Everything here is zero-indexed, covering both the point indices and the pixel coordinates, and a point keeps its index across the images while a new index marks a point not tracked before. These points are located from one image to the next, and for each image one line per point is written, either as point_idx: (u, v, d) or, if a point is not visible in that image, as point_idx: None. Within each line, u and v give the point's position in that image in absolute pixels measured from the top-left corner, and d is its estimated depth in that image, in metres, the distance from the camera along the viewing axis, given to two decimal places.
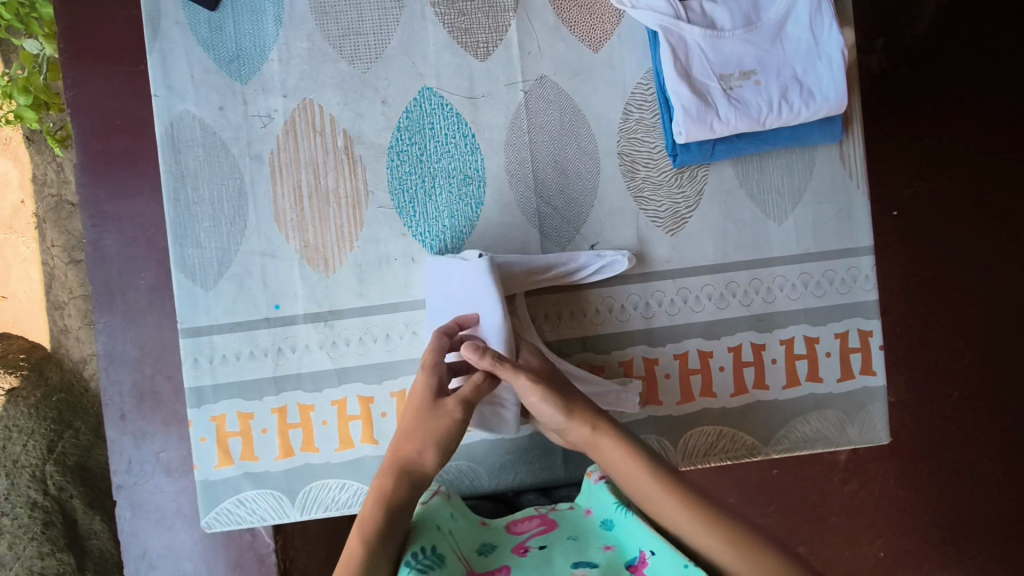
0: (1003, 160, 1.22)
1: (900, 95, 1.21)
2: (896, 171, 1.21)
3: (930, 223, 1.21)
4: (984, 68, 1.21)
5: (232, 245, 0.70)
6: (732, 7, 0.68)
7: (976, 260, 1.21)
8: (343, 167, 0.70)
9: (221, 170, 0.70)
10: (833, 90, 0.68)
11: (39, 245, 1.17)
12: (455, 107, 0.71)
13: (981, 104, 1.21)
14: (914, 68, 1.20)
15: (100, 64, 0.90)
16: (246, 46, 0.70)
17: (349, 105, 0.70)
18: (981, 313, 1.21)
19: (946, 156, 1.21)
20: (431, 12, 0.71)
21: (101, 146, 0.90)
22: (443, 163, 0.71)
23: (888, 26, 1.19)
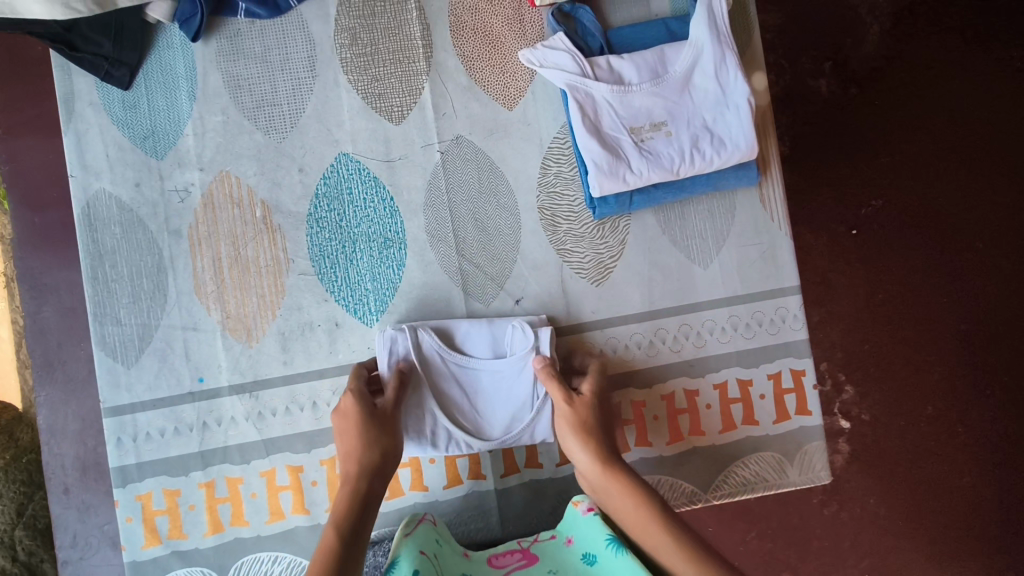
0: (973, 165, 1.10)
1: (856, 115, 1.09)
2: (850, 190, 1.08)
3: (898, 232, 1.08)
4: (947, 73, 1.11)
5: (152, 320, 0.69)
6: (638, 61, 0.69)
7: (957, 265, 1.09)
8: (262, 238, 0.70)
9: (139, 247, 0.70)
10: (742, 136, 0.68)
11: (9, 303, 0.94)
12: (372, 171, 0.71)
13: (947, 120, 1.10)
14: (863, 90, 1.09)
15: (35, 136, 0.87)
16: (160, 122, 0.70)
17: (266, 174, 0.71)
18: (958, 327, 1.08)
19: (903, 164, 1.09)
20: (344, 78, 0.72)
21: (39, 219, 0.87)
22: (362, 228, 0.71)
23: (834, 50, 1.09)
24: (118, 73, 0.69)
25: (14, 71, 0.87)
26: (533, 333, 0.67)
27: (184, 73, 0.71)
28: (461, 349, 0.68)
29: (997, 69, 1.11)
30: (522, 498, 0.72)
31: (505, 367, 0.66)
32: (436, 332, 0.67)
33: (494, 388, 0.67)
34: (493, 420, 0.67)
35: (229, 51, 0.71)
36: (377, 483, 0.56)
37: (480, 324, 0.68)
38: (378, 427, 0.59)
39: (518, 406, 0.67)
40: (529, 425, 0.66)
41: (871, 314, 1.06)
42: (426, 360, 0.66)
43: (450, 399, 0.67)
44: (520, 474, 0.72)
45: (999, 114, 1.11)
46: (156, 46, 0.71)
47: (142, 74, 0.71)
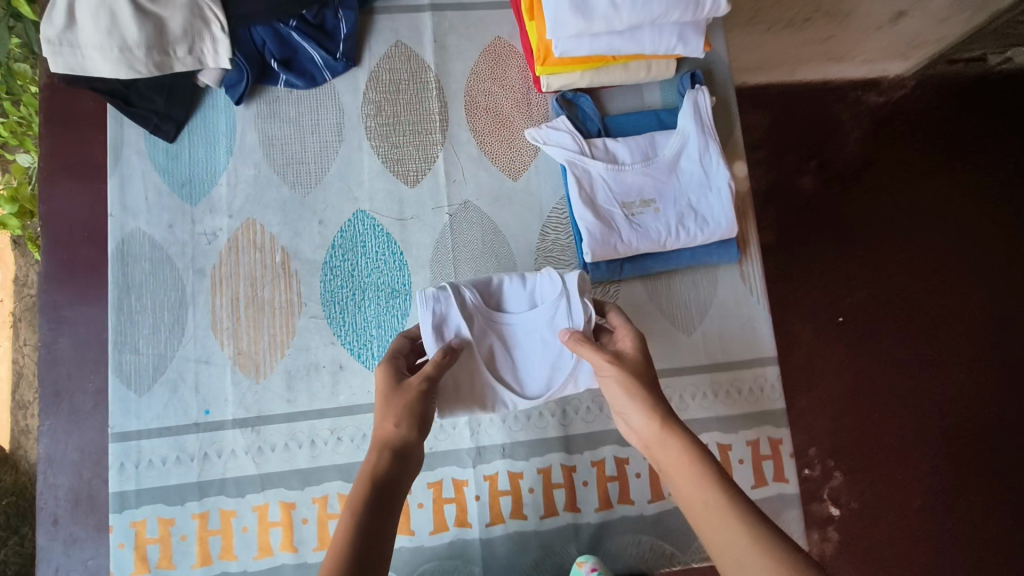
0: (947, 262, 1.18)
1: (839, 209, 1.18)
2: (832, 282, 1.15)
3: (881, 320, 1.14)
4: (922, 177, 1.21)
5: (168, 352, 0.74)
6: (631, 144, 0.77)
7: (937, 355, 1.14)
8: (279, 282, 0.76)
9: (165, 282, 0.75)
10: (724, 215, 0.75)
11: (12, 342, 1.00)
12: (385, 227, 0.78)
13: (923, 220, 1.19)
14: (846, 188, 1.18)
15: (76, 181, 0.94)
16: (198, 173, 0.78)
17: (288, 225, 0.77)
18: (940, 416, 1.12)
19: (884, 256, 1.17)
20: (366, 143, 0.80)
21: (67, 255, 0.92)
22: (372, 279, 0.77)
23: (818, 148, 1.19)
24: (166, 127, 0.77)
25: (62, 123, 0.95)
26: (565, 276, 0.66)
27: (224, 131, 0.79)
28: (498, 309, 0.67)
29: (967, 177, 1.21)
30: (506, 550, 0.73)
31: (540, 317, 0.66)
32: (470, 295, 0.66)
33: (531, 341, 0.67)
34: (535, 373, 0.67)
35: (267, 114, 0.79)
36: (408, 458, 0.54)
37: (512, 278, 0.68)
38: (411, 403, 0.57)
39: (558, 358, 0.66)
40: (570, 376, 0.66)
41: (854, 402, 1.10)
42: (465, 324, 0.65)
43: (492, 361, 0.66)
44: (505, 524, 0.74)
45: (969, 218, 1.20)
46: (202, 106, 0.79)
47: (187, 129, 0.79)
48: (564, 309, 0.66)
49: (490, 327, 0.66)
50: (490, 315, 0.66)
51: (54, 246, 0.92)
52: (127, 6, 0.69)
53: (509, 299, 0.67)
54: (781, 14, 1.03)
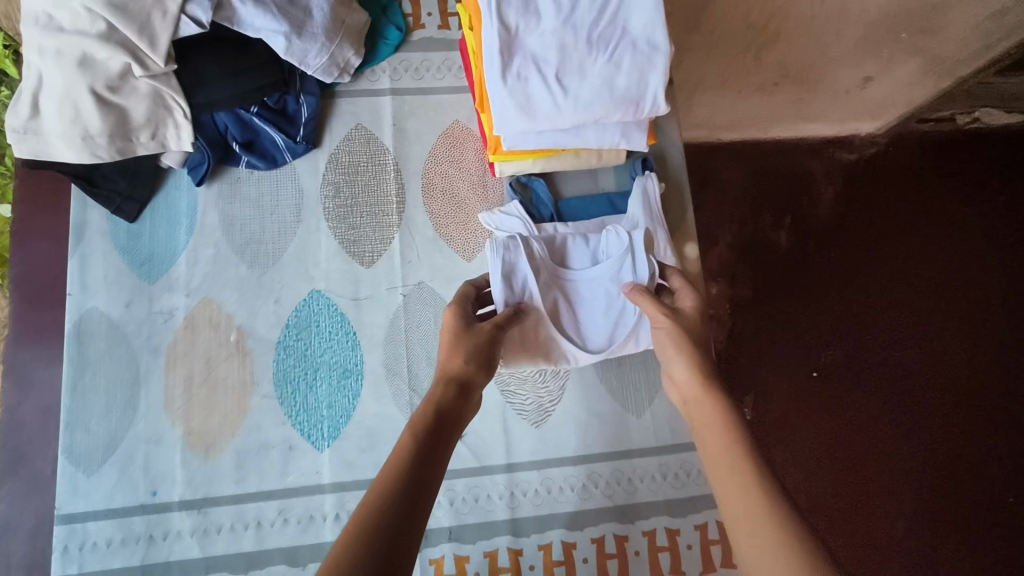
0: (919, 318, 1.20)
1: (810, 265, 1.18)
2: (807, 340, 1.15)
3: (854, 379, 1.15)
4: (894, 231, 1.23)
5: (120, 431, 0.74)
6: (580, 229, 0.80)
7: (910, 413, 1.15)
8: (233, 360, 0.77)
9: (120, 361, 0.76)
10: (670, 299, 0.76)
11: None
12: (340, 307, 0.80)
13: (897, 274, 1.21)
14: (818, 243, 1.19)
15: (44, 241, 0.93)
16: (157, 252, 0.79)
17: (244, 303, 0.79)
18: (915, 475, 1.12)
19: (857, 312, 1.18)
20: (324, 224, 0.82)
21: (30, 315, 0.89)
22: (325, 358, 0.78)
23: (791, 205, 1.20)
24: (128, 207, 0.79)
25: (29, 182, 0.94)
26: (631, 235, 0.76)
27: (185, 210, 0.81)
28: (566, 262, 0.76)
29: (936, 233, 1.24)
30: None
31: (605, 270, 0.75)
32: (541, 246, 0.75)
33: (594, 296, 0.75)
34: (598, 322, 0.75)
35: (228, 194, 0.82)
36: (465, 396, 0.60)
37: (576, 237, 0.77)
38: (479, 344, 0.65)
39: (620, 314, 0.74)
40: (632, 331, 0.74)
41: (831, 462, 1.10)
42: (536, 271, 0.73)
43: (557, 314, 0.74)
44: None
45: (939, 273, 1.23)
46: (165, 187, 0.82)
47: (149, 209, 0.81)
48: (628, 267, 0.75)
49: (556, 278, 0.74)
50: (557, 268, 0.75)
51: (19, 304, 0.89)
52: (89, 93, 0.70)
53: (577, 254, 0.76)
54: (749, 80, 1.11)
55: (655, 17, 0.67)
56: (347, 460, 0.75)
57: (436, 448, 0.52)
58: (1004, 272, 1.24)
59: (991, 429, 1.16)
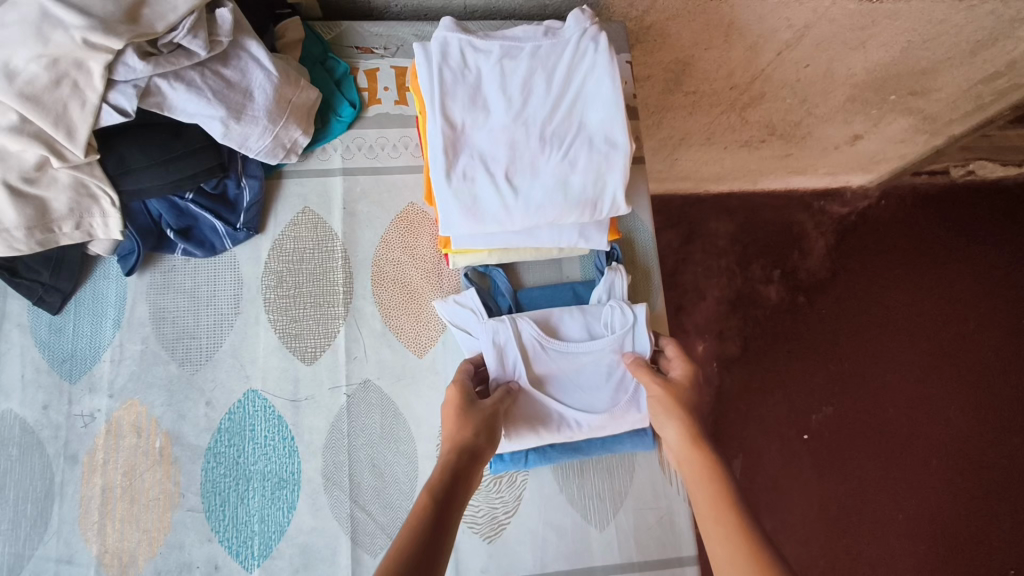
0: (907, 375, 1.34)
1: (800, 327, 1.34)
2: (799, 403, 1.30)
3: (844, 438, 1.30)
4: (884, 289, 1.37)
5: (27, 550, 0.68)
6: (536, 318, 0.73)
7: (901, 463, 1.29)
8: (157, 469, 0.71)
9: (32, 470, 0.70)
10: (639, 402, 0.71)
11: None
12: (277, 409, 0.74)
13: (886, 330, 1.36)
14: (808, 298, 1.35)
15: None
16: (81, 347, 0.74)
17: (173, 406, 0.73)
18: (906, 518, 1.27)
19: (848, 372, 1.33)
20: (265, 315, 0.76)
21: None
22: (258, 466, 0.72)
23: (781, 259, 1.36)
24: (51, 299, 0.74)
25: None
26: (635, 312, 0.73)
27: (113, 302, 0.75)
28: (562, 333, 0.73)
29: (924, 284, 1.39)
30: None
31: (604, 343, 0.72)
32: (535, 320, 0.72)
33: (594, 365, 0.72)
34: (600, 394, 0.71)
35: (162, 284, 0.76)
36: (476, 464, 0.61)
37: (572, 312, 0.74)
38: (484, 416, 0.64)
39: (621, 382, 0.71)
40: (634, 399, 0.71)
41: (827, 521, 1.25)
42: (532, 345, 0.71)
43: (554, 386, 0.71)
44: None
45: (931, 325, 1.37)
46: (93, 276, 0.76)
47: (75, 300, 0.75)
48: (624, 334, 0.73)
49: (554, 348, 0.71)
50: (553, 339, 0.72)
51: None
52: (2, 188, 0.64)
53: (572, 324, 0.73)
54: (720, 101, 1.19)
55: (612, 115, 0.64)
56: None
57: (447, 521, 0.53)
58: (989, 322, 1.38)
59: (976, 473, 1.30)
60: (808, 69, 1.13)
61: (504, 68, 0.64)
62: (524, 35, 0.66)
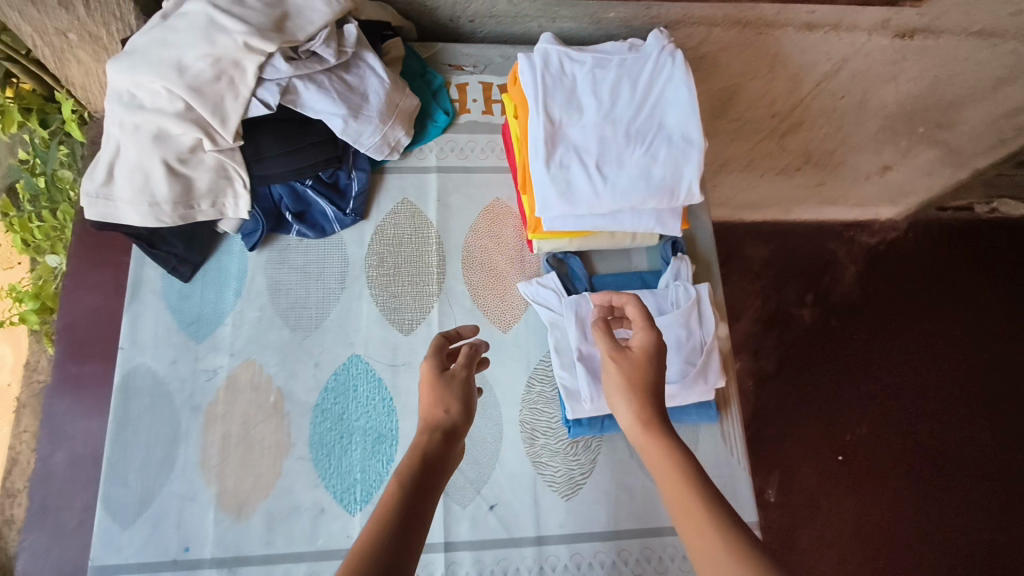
0: (928, 394, 1.48)
1: (833, 346, 1.49)
2: (833, 424, 1.42)
3: (875, 453, 1.41)
4: (903, 320, 1.54)
5: (155, 486, 0.76)
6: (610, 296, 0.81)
7: (925, 480, 1.41)
8: (270, 421, 0.79)
9: (161, 416, 0.78)
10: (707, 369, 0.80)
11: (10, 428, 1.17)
12: (377, 372, 0.82)
13: (908, 354, 1.51)
14: (841, 320, 1.51)
15: (92, 289, 1.07)
16: (207, 312, 0.83)
17: (285, 366, 0.82)
18: (935, 531, 1.37)
19: (875, 392, 1.46)
20: (368, 292, 0.86)
21: (75, 369, 1.03)
22: (361, 422, 0.80)
23: (816, 283, 1.54)
24: (183, 269, 0.84)
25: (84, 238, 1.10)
26: (697, 289, 0.82)
27: (235, 274, 0.85)
28: None
29: (940, 312, 1.55)
30: None
31: (673, 318, 0.79)
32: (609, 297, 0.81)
33: (663, 338, 0.79)
34: (670, 365, 0.79)
35: (277, 261, 0.86)
36: (451, 444, 0.54)
37: (643, 293, 0.83)
38: (456, 389, 0.57)
39: (689, 353, 0.79)
40: (701, 368, 0.79)
41: (862, 534, 1.35)
42: None
43: None
44: None
45: (944, 352, 1.52)
46: (218, 251, 0.86)
47: (202, 271, 0.85)
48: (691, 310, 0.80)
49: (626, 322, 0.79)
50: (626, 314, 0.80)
51: (65, 354, 1.03)
52: (161, 164, 0.75)
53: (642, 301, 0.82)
54: (776, 162, 1.47)
55: (689, 117, 0.74)
56: None
57: (413, 528, 0.46)
58: (997, 353, 1.54)
59: (993, 490, 1.42)
60: (845, 100, 1.29)
61: (595, 75, 0.75)
62: (612, 50, 0.78)
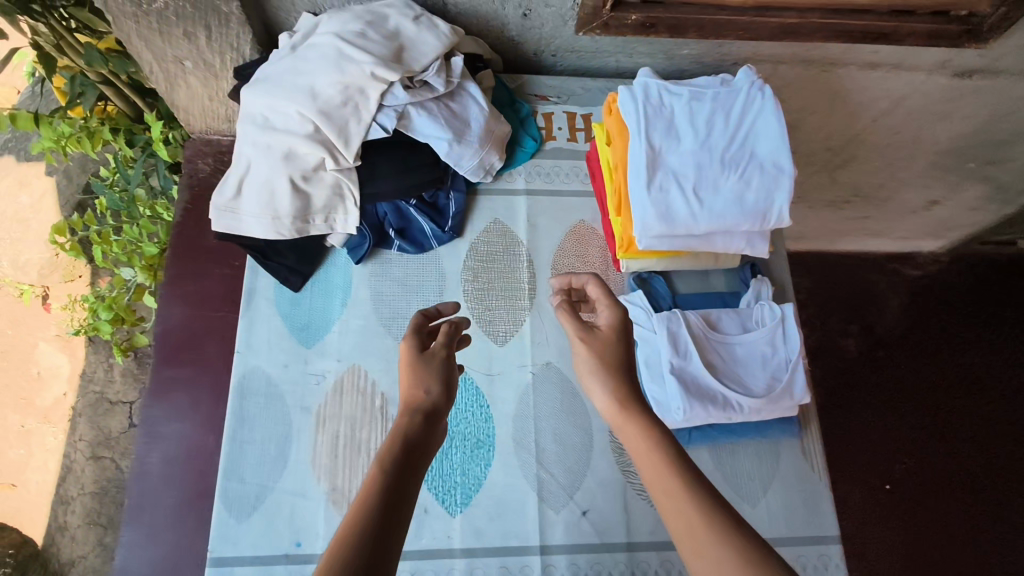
0: (973, 425, 1.51)
1: (874, 378, 1.54)
2: (877, 455, 1.46)
3: (922, 484, 1.44)
4: (945, 352, 1.58)
5: (269, 483, 0.80)
6: (698, 313, 0.86)
7: (975, 510, 1.42)
8: (376, 424, 0.84)
9: (275, 416, 0.83)
10: (794, 384, 0.82)
11: (66, 436, 1.42)
12: (474, 380, 0.87)
13: (952, 386, 1.54)
14: (885, 352, 1.57)
15: (187, 298, 1.13)
16: (315, 319, 0.89)
17: (388, 373, 0.86)
18: (989, 562, 1.37)
19: (920, 425, 1.50)
20: (463, 305, 0.91)
21: (170, 373, 1.08)
22: (460, 427, 0.84)
23: (858, 317, 1.61)
24: (294, 278, 0.89)
25: (178, 249, 1.17)
26: (782, 309, 0.86)
27: (341, 285, 0.91)
28: (719, 327, 0.86)
29: (984, 346, 1.59)
30: None
31: (759, 335, 0.84)
32: (698, 314, 0.86)
33: (749, 354, 0.84)
34: (756, 379, 0.83)
35: (380, 274, 0.92)
36: (432, 423, 0.55)
37: (728, 312, 0.87)
38: (437, 370, 0.58)
39: (775, 368, 0.83)
40: (788, 383, 0.82)
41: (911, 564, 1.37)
42: (696, 332, 0.84)
43: (717, 368, 0.83)
44: None
45: (989, 384, 1.55)
46: (325, 263, 0.92)
47: (310, 281, 0.91)
48: (776, 327, 0.85)
49: (714, 337, 0.84)
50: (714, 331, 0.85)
51: (160, 359, 1.09)
52: (286, 181, 0.82)
53: (728, 319, 0.86)
54: (827, 193, 1.53)
55: (779, 146, 0.79)
56: (476, 527, 0.80)
57: (399, 505, 0.47)
58: None
59: None
60: (901, 135, 1.33)
61: (692, 107, 0.80)
62: (705, 84, 0.83)
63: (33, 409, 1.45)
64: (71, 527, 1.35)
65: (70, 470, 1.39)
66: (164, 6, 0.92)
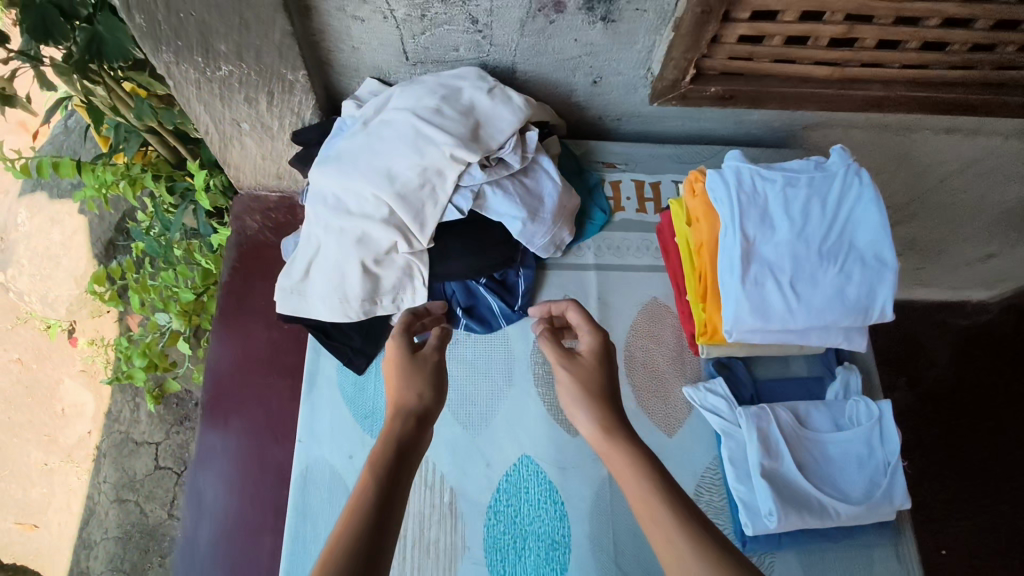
0: None
1: (924, 435, 1.45)
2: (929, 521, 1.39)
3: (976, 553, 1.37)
4: (999, 408, 1.48)
5: None
6: (787, 407, 0.82)
7: None
8: (445, 521, 0.79)
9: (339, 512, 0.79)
10: (893, 489, 0.77)
11: (90, 477, 1.39)
12: (548, 474, 0.82)
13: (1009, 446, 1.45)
14: (936, 406, 1.48)
15: (235, 362, 1.09)
16: (380, 405, 0.84)
17: (457, 465, 0.82)
18: None
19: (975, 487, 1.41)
20: (535, 389, 0.87)
21: (217, 442, 1.03)
22: (534, 526, 0.79)
23: (907, 368, 1.51)
24: (358, 360, 0.85)
25: (225, 310, 1.13)
26: (880, 406, 0.81)
27: None
28: (810, 422, 0.81)
29: None
30: None
31: (854, 434, 0.79)
32: (787, 409, 0.82)
33: (843, 454, 0.79)
34: (851, 483, 0.78)
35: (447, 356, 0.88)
36: (423, 428, 0.55)
37: (818, 406, 0.82)
38: (426, 374, 0.58)
39: (871, 472, 0.78)
40: (888, 489, 0.77)
41: None
42: (786, 430, 0.79)
43: (809, 470, 0.78)
44: None
45: None
46: None
47: (374, 362, 0.87)
48: (873, 426, 0.80)
49: (805, 435, 0.79)
50: (805, 427, 0.80)
51: (208, 427, 1.04)
52: (358, 266, 0.78)
53: (819, 414, 0.82)
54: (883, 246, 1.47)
55: (881, 237, 0.74)
56: None
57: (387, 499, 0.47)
58: None
59: None
60: (965, 196, 1.28)
61: (786, 193, 0.76)
62: (798, 168, 0.79)
63: (57, 448, 1.42)
64: (92, 573, 1.31)
65: (92, 513, 1.35)
66: (229, 74, 0.88)
